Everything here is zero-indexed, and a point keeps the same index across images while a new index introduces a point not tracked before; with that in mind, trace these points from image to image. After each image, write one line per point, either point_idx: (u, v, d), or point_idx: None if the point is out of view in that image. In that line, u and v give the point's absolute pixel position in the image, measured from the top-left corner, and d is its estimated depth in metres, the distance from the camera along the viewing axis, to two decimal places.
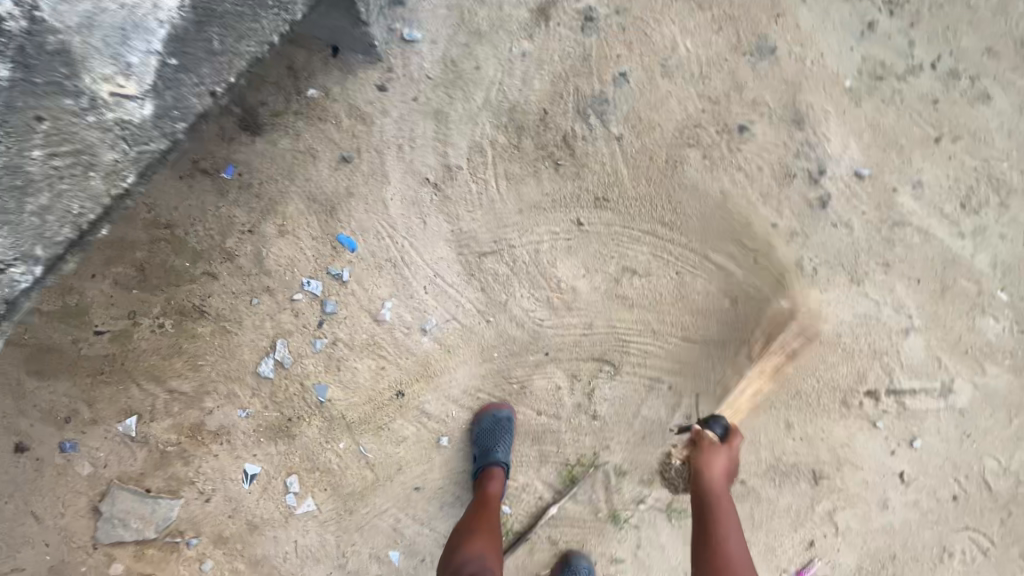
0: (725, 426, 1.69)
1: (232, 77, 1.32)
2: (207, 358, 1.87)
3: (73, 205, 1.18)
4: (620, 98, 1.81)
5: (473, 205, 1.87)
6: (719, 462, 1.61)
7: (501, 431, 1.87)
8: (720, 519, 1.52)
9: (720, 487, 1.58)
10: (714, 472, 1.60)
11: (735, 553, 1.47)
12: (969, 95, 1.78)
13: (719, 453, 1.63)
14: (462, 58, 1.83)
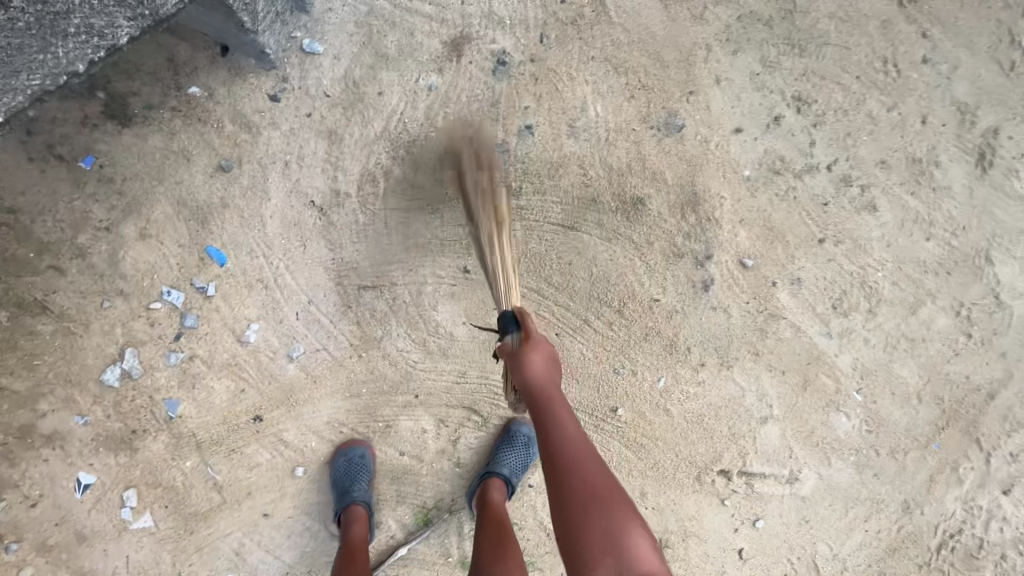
0: (517, 321, 1.35)
1: (0, 115, 1.24)
2: (45, 358, 1.73)
3: None
4: (523, 150, 1.76)
5: (357, 236, 1.78)
6: (532, 363, 1.23)
7: (358, 469, 1.82)
8: (551, 429, 1.14)
9: (545, 387, 1.20)
10: (533, 370, 1.22)
11: (576, 450, 1.10)
12: (857, 203, 1.82)
13: (534, 347, 1.26)
14: (364, 80, 1.72)
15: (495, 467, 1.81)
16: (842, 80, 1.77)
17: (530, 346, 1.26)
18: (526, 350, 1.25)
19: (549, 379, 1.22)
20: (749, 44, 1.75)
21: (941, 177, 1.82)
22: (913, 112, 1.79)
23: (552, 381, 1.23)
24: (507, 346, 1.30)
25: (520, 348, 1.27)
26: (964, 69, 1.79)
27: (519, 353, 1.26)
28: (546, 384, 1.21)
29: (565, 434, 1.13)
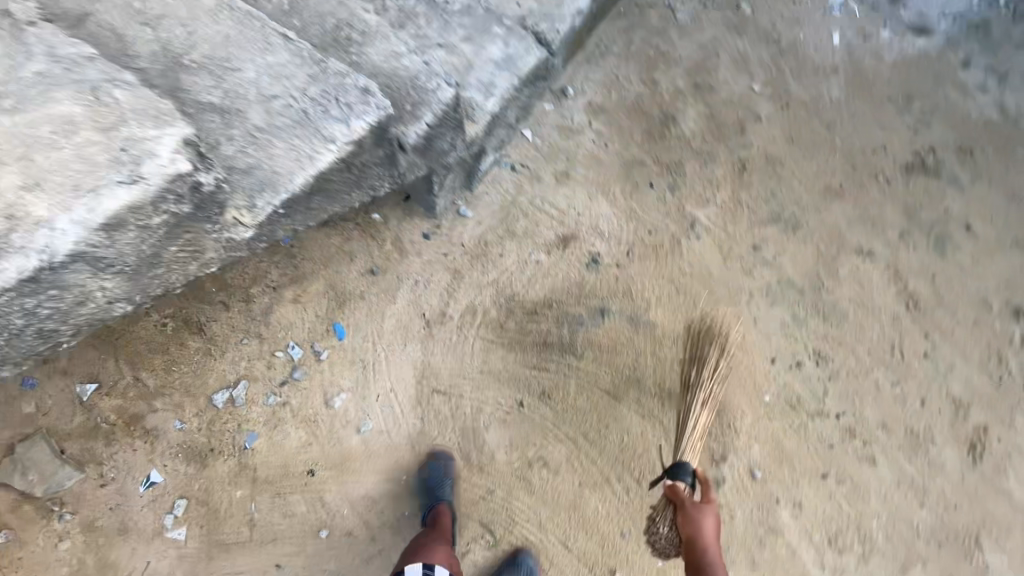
0: (692, 475, 1.81)
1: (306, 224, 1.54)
2: (180, 367, 2.16)
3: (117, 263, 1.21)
4: (594, 326, 2.24)
5: (448, 350, 2.24)
6: (704, 519, 1.75)
7: (442, 476, 2.10)
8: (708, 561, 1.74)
9: (711, 540, 1.74)
10: (706, 529, 1.75)
11: None
12: (860, 453, 2.12)
13: (707, 508, 1.77)
14: (493, 243, 2.32)
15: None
16: (855, 350, 2.21)
17: (704, 504, 1.78)
18: (701, 506, 1.77)
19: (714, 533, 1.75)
20: (784, 302, 2.25)
21: (935, 454, 2.12)
22: (913, 392, 2.17)
23: (716, 535, 1.76)
24: (681, 500, 1.78)
25: (694, 503, 1.77)
26: (958, 372, 2.19)
27: (694, 512, 1.75)
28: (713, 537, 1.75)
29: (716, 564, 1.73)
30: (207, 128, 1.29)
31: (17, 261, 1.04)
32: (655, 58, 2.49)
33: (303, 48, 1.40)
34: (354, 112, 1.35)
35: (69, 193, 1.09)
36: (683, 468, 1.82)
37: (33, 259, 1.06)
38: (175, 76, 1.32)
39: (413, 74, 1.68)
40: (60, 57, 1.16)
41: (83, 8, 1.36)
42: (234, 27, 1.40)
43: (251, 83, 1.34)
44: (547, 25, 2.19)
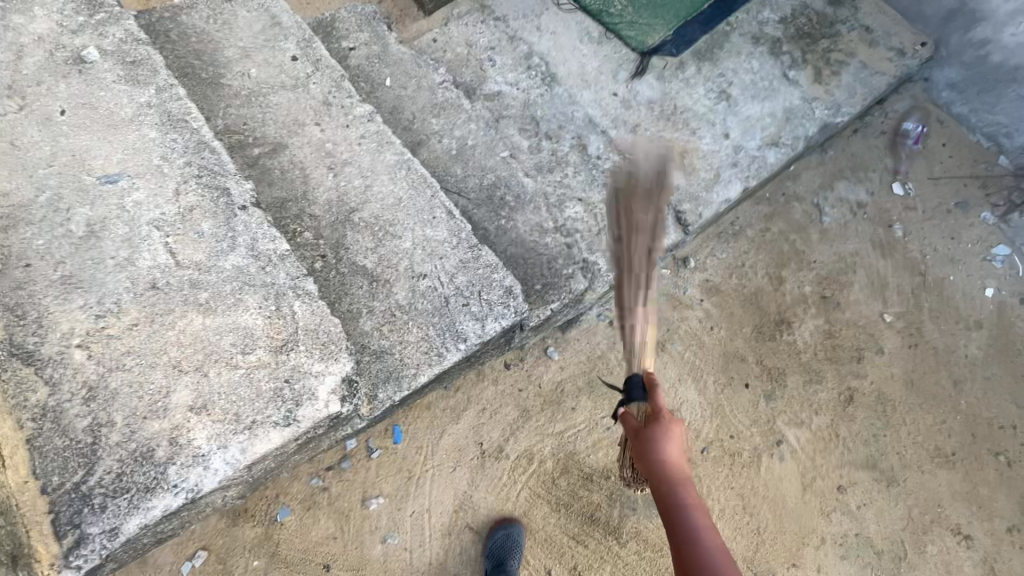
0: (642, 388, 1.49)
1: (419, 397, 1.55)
2: None
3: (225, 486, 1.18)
4: (645, 517, 2.16)
5: (492, 489, 2.17)
6: (670, 438, 1.33)
7: (513, 547, 2.06)
8: (675, 489, 1.24)
9: (669, 462, 1.29)
10: (665, 446, 1.31)
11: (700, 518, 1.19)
12: None
13: (664, 425, 1.36)
14: (569, 393, 2.24)
15: (508, 570, 2.01)
16: None
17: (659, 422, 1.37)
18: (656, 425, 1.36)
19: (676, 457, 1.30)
20: (855, 559, 2.08)
21: None
22: None
23: (680, 455, 1.32)
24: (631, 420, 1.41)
25: (643, 427, 1.38)
26: None
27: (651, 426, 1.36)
28: (676, 460, 1.30)
29: (679, 487, 1.24)
30: (354, 295, 1.32)
31: (163, 502, 1.07)
32: (787, 254, 2.38)
33: (463, 229, 1.42)
34: (492, 312, 1.35)
35: (229, 421, 1.13)
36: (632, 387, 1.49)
37: (177, 491, 1.08)
38: (341, 231, 1.38)
39: (553, 253, 1.70)
40: (259, 252, 1.26)
41: (282, 141, 1.46)
42: (407, 191, 1.45)
43: (406, 255, 1.38)
44: (689, 205, 2.15)
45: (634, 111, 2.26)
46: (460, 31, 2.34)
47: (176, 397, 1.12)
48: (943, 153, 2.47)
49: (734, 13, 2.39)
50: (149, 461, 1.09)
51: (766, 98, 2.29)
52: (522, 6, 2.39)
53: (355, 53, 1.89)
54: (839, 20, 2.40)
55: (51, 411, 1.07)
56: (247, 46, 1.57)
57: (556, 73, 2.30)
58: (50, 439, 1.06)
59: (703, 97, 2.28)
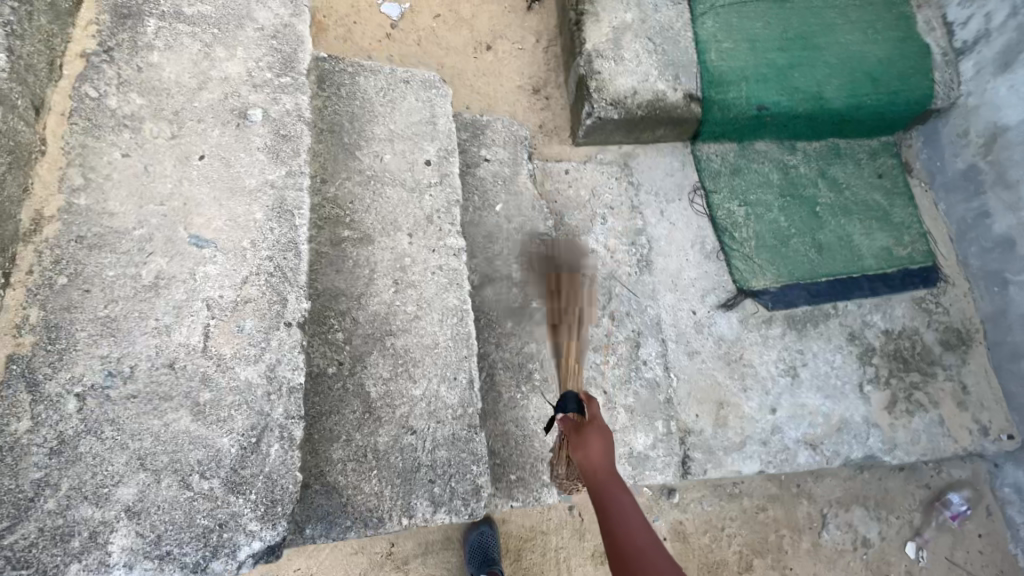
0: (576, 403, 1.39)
1: None
2: None
3: None
4: None
5: None
6: (593, 444, 1.30)
7: None
8: (609, 493, 1.23)
9: (598, 468, 1.27)
10: (591, 453, 1.29)
11: (640, 542, 1.14)
12: None
13: (589, 431, 1.34)
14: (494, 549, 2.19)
15: None
16: None
17: (586, 429, 1.35)
18: (582, 434, 1.34)
19: (596, 459, 1.28)
20: None
21: None
22: None
23: (607, 459, 1.29)
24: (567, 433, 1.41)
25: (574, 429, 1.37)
26: None
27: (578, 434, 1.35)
28: (604, 464, 1.27)
29: (614, 489, 1.24)
30: (341, 419, 1.34)
31: None
32: (769, 546, 2.28)
33: (473, 404, 1.44)
34: (449, 503, 1.35)
35: (147, 543, 0.90)
36: (566, 395, 1.40)
37: None
38: (369, 347, 1.42)
39: (544, 453, 1.65)
40: None
41: (372, 235, 1.52)
42: (447, 340, 1.48)
43: (409, 403, 1.40)
44: (700, 456, 2.10)
45: (701, 337, 2.25)
46: (592, 175, 2.39)
47: (121, 492, 0.91)
48: (973, 543, 2.32)
49: (845, 301, 2.34)
50: (61, 546, 0.87)
51: (830, 396, 2.23)
52: (658, 184, 2.43)
53: (486, 165, 1.98)
54: (941, 364, 2.31)
55: (13, 448, 0.89)
56: (395, 130, 1.66)
57: (653, 262, 2.31)
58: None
59: (771, 361, 2.25)
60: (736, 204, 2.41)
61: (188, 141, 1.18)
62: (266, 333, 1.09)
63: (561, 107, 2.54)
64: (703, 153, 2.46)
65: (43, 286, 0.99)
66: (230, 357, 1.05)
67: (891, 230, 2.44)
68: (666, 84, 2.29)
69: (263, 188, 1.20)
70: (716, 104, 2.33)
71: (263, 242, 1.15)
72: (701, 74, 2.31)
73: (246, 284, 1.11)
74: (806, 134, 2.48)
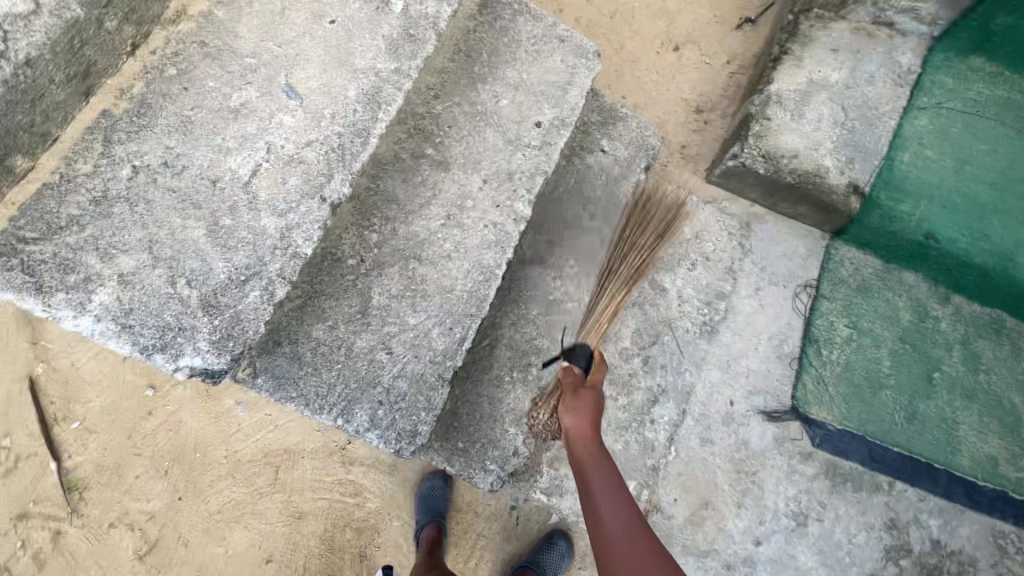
0: (588, 358, 1.53)
1: None
2: None
3: (87, 331, 1.02)
4: None
5: (316, 473, 2.26)
6: (574, 418, 1.44)
7: (422, 502, 2.19)
8: (586, 459, 1.42)
9: (578, 438, 1.44)
10: (574, 426, 1.44)
11: (607, 510, 1.31)
12: None
13: (580, 401, 1.46)
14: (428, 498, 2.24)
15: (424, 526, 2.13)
16: None
17: (579, 395, 1.47)
18: (572, 401, 1.46)
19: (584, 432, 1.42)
20: None
21: None
22: None
23: (592, 428, 1.44)
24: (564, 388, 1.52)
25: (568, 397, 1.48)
26: None
27: (572, 397, 1.47)
28: (581, 436, 1.43)
29: (587, 459, 1.42)
30: (338, 306, 1.41)
31: (28, 301, 1.00)
32: None
33: (453, 359, 1.44)
34: (385, 429, 1.38)
35: (120, 309, 1.03)
36: (578, 351, 1.54)
37: (42, 310, 1.01)
38: (394, 260, 1.46)
39: (499, 441, 1.64)
40: None
41: (450, 164, 1.55)
42: (463, 291, 1.48)
43: (400, 326, 1.43)
44: None
45: (725, 431, 2.03)
46: (705, 218, 2.21)
47: (121, 260, 1.05)
48: None
49: (906, 484, 1.99)
50: (62, 275, 1.02)
51: (827, 567, 1.94)
52: (769, 260, 2.18)
53: (599, 155, 1.90)
54: None
55: (68, 182, 1.06)
56: (525, 81, 1.64)
57: (718, 331, 2.10)
58: (49, 197, 1.05)
59: (783, 496, 1.99)
60: (842, 322, 2.11)
61: (328, 3, 1.26)
62: (300, 196, 1.16)
63: (714, 138, 2.34)
64: (836, 253, 2.16)
65: (157, 70, 1.15)
66: (262, 200, 1.14)
67: (1009, 442, 2.02)
68: (834, 163, 2.04)
69: (367, 72, 1.25)
70: (878, 210, 2.04)
71: (341, 118, 1.21)
72: (880, 170, 2.03)
73: (308, 147, 1.18)
74: (969, 291, 2.09)
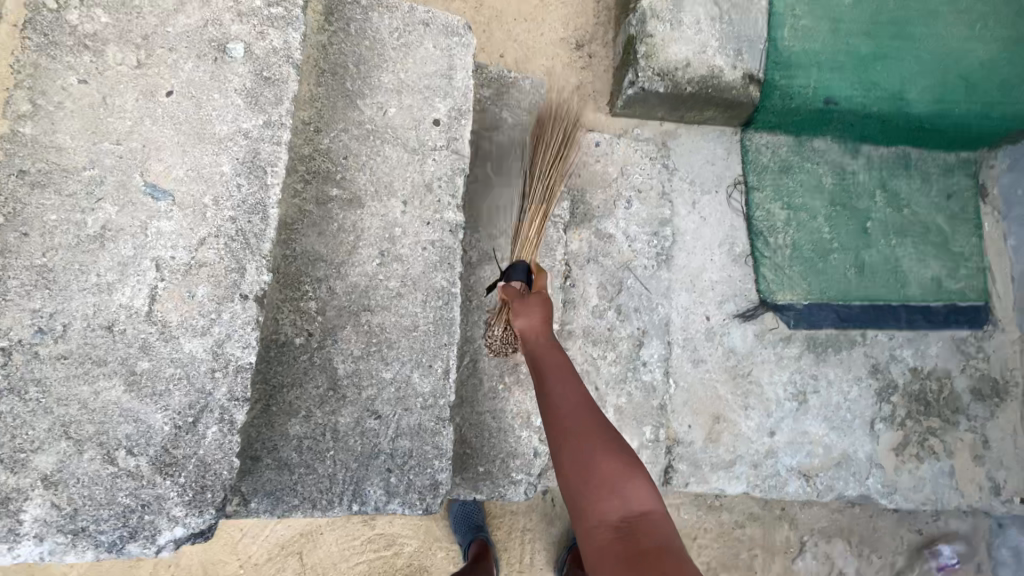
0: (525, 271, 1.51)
1: None
2: None
3: (39, 554, 0.87)
4: None
5: (342, 542, 2.16)
6: (529, 316, 1.41)
7: (459, 525, 2.15)
8: (542, 354, 1.36)
9: (533, 336, 1.40)
10: (525, 321, 1.41)
11: (566, 401, 1.24)
12: None
13: (532, 303, 1.43)
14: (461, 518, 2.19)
15: (469, 547, 2.10)
16: None
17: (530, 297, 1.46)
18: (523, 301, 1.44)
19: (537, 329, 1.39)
20: None
21: None
22: None
23: (545, 326, 1.41)
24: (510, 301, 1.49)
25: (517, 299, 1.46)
26: None
27: (521, 300, 1.45)
28: (536, 335, 1.39)
29: (543, 351, 1.37)
30: (304, 392, 1.27)
31: None
32: (738, 562, 2.23)
33: (445, 396, 1.35)
34: (404, 494, 1.29)
35: (62, 516, 0.88)
36: (515, 267, 1.51)
37: None
38: (344, 321, 1.33)
39: (517, 449, 1.59)
40: None
41: (362, 198, 1.40)
42: (427, 324, 1.38)
43: (378, 385, 1.32)
44: (684, 468, 2.02)
45: (711, 346, 2.09)
46: (624, 151, 2.17)
47: (37, 461, 0.88)
48: None
49: (876, 330, 2.14)
50: None
51: (836, 429, 2.09)
52: (696, 171, 2.20)
53: (506, 129, 1.80)
54: (966, 414, 2.14)
55: None
56: (405, 80, 1.50)
57: (673, 257, 2.13)
58: None
59: (780, 383, 2.10)
60: (777, 206, 2.18)
61: (156, 73, 1.05)
62: (218, 304, 1.00)
63: (605, 69, 2.29)
64: (752, 143, 2.21)
65: None
66: (176, 326, 0.97)
67: (945, 259, 2.21)
68: (725, 60, 2.05)
69: (235, 137, 1.07)
70: (777, 91, 2.07)
71: (227, 200, 1.04)
72: (768, 53, 2.06)
73: (203, 246, 1.01)
74: (875, 138, 2.20)
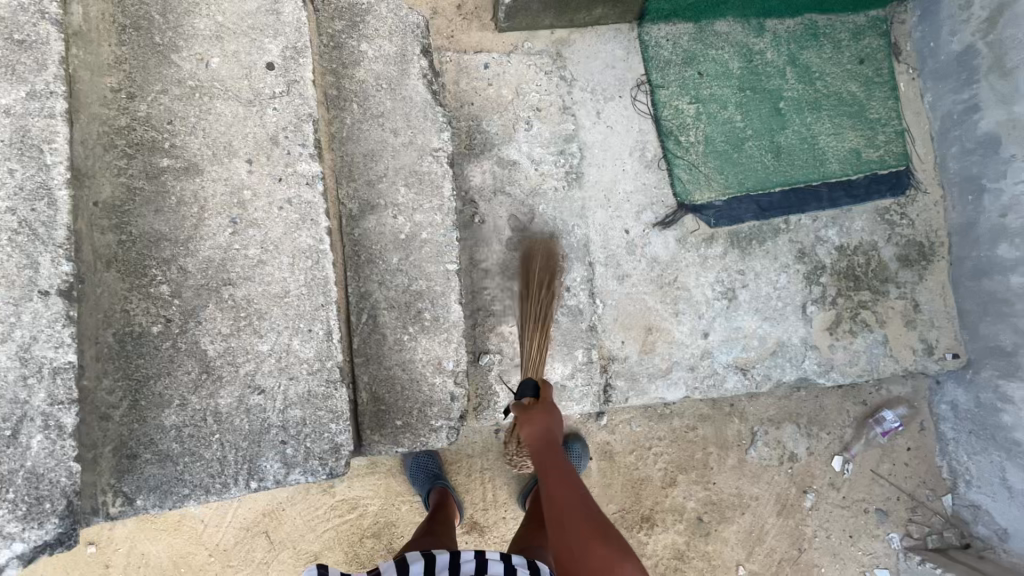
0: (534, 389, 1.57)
1: None
2: None
3: None
4: None
5: (305, 512, 2.18)
6: (533, 425, 1.46)
7: (415, 474, 2.15)
8: (545, 457, 1.43)
9: (538, 441, 1.45)
10: (530, 429, 1.46)
11: (565, 502, 1.35)
12: None
13: (541, 414, 1.48)
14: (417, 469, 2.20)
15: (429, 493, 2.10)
16: None
17: (535, 408, 1.50)
18: (529, 412, 1.48)
19: (540, 438, 1.44)
20: None
21: None
22: None
23: (549, 432, 1.46)
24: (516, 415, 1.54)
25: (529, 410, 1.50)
26: None
27: (527, 411, 1.49)
28: (542, 438, 1.45)
29: (545, 456, 1.43)
30: (175, 379, 1.21)
31: None
32: (695, 462, 2.29)
33: (332, 358, 1.30)
34: (304, 463, 1.26)
35: None
36: (522, 386, 1.57)
37: None
38: (204, 299, 1.24)
39: (434, 397, 1.55)
40: None
41: (199, 164, 1.27)
42: (298, 287, 1.29)
43: (255, 359, 1.25)
44: (622, 385, 2.01)
45: (634, 260, 2.04)
46: (517, 68, 2.02)
47: None
48: (902, 457, 2.31)
49: (799, 214, 2.10)
50: None
51: (768, 319, 2.08)
52: (595, 78, 2.06)
53: (369, 63, 1.64)
54: (895, 282, 2.13)
55: None
56: (225, 23, 1.33)
57: (583, 173, 2.02)
58: None
59: (708, 284, 2.07)
60: (685, 102, 2.07)
61: None
62: (15, 305, 0.99)
63: None
64: (651, 38, 2.08)
65: None
66: None
67: (863, 129, 2.13)
68: None
69: None
70: None
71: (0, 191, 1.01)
72: None
73: None
74: (779, 11, 2.10)
